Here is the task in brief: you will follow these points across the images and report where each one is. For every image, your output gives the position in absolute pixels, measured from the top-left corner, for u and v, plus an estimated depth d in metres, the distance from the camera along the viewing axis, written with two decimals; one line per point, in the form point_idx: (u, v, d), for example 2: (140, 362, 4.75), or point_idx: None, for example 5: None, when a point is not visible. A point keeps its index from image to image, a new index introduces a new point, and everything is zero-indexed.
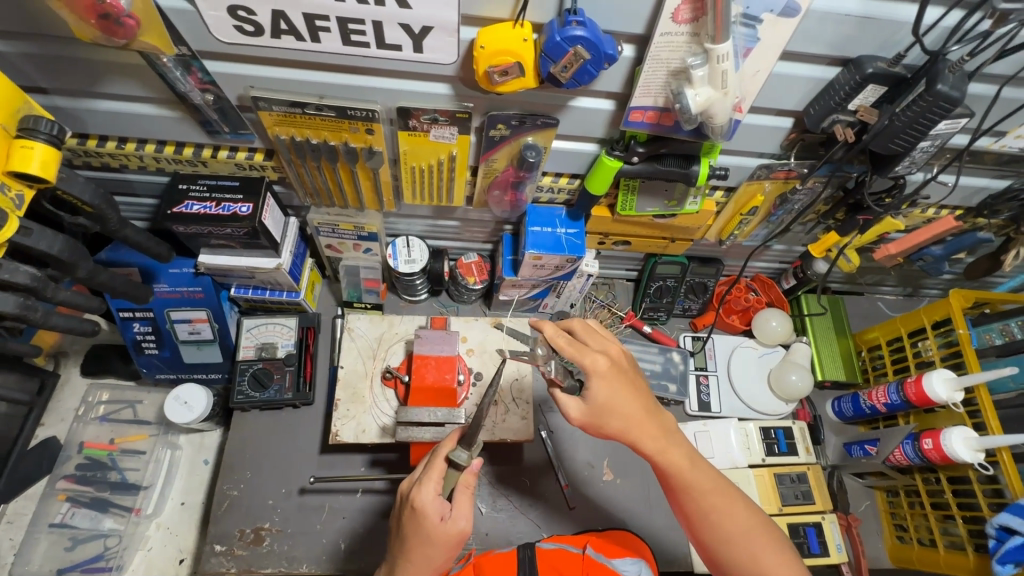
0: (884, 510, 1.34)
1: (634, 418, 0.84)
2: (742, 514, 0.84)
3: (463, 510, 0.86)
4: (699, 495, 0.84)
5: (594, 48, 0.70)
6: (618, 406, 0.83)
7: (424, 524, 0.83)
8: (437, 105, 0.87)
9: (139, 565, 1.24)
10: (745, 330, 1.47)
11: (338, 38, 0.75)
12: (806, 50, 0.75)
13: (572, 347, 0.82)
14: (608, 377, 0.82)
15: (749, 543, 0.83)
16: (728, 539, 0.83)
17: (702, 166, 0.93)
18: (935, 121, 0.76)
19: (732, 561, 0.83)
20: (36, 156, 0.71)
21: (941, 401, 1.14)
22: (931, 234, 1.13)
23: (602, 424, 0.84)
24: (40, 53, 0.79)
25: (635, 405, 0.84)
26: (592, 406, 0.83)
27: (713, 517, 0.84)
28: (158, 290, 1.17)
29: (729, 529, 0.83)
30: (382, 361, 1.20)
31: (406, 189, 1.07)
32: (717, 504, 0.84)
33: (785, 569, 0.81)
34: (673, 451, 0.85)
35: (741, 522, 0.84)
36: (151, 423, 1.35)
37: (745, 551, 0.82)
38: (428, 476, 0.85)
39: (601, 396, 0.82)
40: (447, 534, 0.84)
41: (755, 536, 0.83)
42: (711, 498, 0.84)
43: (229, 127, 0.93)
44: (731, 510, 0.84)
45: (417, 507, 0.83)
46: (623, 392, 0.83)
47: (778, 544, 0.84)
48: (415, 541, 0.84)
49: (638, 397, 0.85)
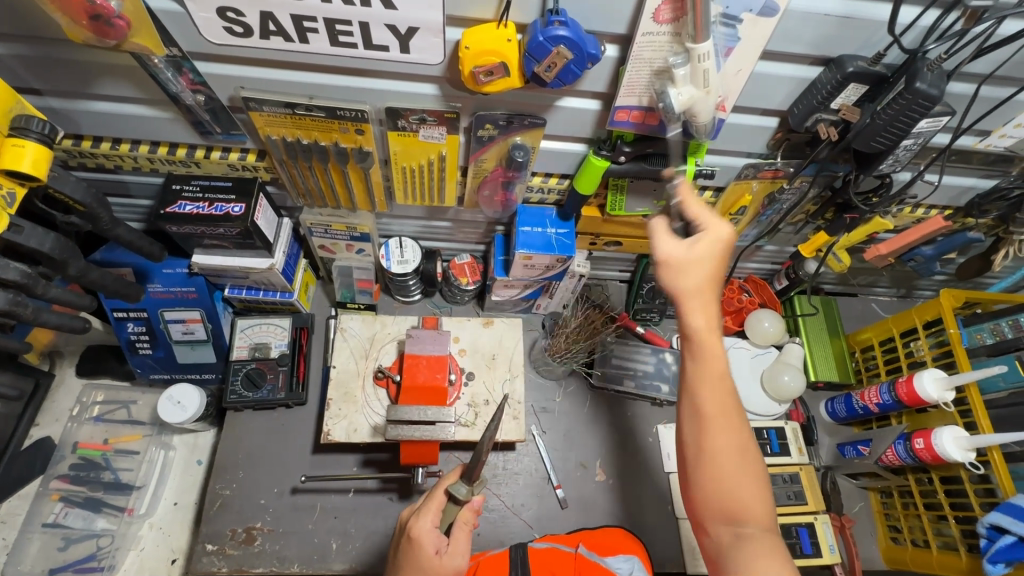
0: (878, 511, 1.33)
1: (690, 295, 0.78)
2: (743, 450, 0.76)
3: (459, 547, 0.85)
4: (715, 404, 0.77)
5: (576, 48, 0.71)
6: (693, 274, 0.77)
7: (418, 555, 0.83)
8: (426, 106, 0.88)
9: (131, 565, 1.24)
10: (738, 331, 1.47)
11: (326, 39, 0.76)
12: (787, 50, 0.76)
13: (688, 199, 0.79)
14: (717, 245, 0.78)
15: (740, 478, 0.75)
16: (723, 449, 0.75)
17: (688, 165, 0.93)
18: (916, 118, 0.77)
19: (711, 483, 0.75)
20: (27, 155, 0.73)
21: (933, 400, 1.14)
22: (920, 234, 1.13)
23: (669, 280, 0.79)
24: (33, 54, 0.80)
25: (710, 283, 0.78)
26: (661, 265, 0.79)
27: (716, 429, 0.76)
28: (152, 290, 1.18)
29: (727, 449, 0.76)
30: (375, 361, 1.20)
31: (397, 189, 1.08)
32: (728, 421, 0.77)
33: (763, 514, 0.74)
34: (715, 346, 0.78)
35: (739, 453, 0.75)
36: (145, 423, 1.35)
37: (731, 479, 0.75)
38: (427, 507, 0.87)
39: (700, 250, 0.77)
40: (442, 570, 0.83)
41: (750, 471, 0.75)
42: (728, 414, 0.77)
43: (221, 128, 0.94)
44: (737, 437, 0.76)
45: (413, 538, 0.84)
46: (697, 270, 0.78)
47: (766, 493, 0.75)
48: (408, 574, 0.83)
49: (717, 274, 0.78)
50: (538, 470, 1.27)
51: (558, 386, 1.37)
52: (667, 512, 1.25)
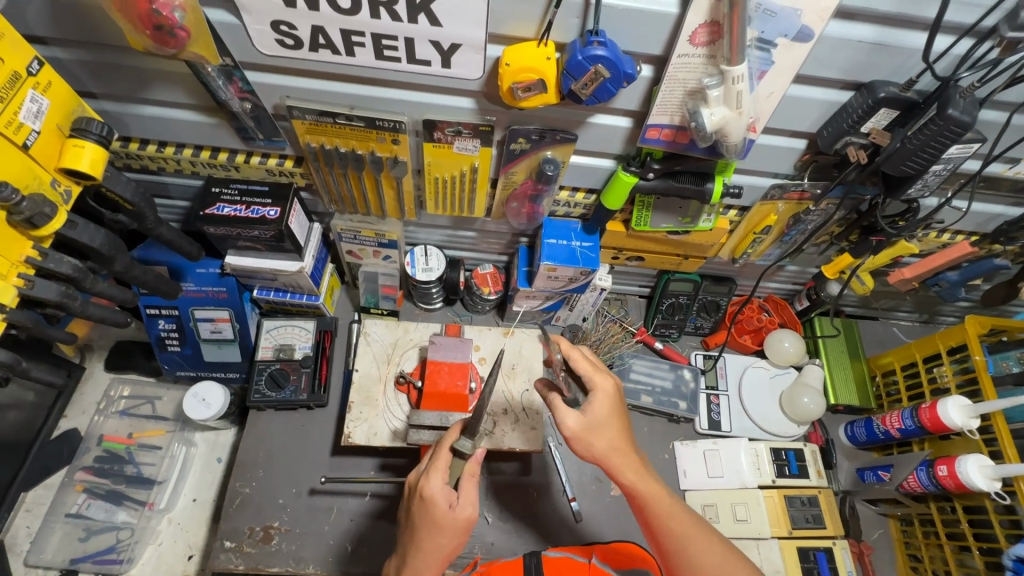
0: (898, 539, 1.31)
1: (619, 447, 0.84)
2: (720, 551, 0.83)
3: (469, 497, 0.86)
4: (678, 526, 0.83)
5: (614, 67, 0.73)
6: (609, 430, 0.84)
7: (433, 511, 0.84)
8: (462, 119, 0.90)
9: (149, 559, 1.26)
10: (757, 350, 1.46)
11: (371, 53, 0.80)
12: (819, 74, 0.78)
13: (586, 364, 0.88)
14: (610, 395, 0.86)
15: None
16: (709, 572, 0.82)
17: (716, 184, 0.95)
18: (946, 145, 0.78)
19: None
20: (86, 155, 0.77)
21: (956, 427, 1.13)
22: (945, 259, 1.14)
23: (592, 442, 0.84)
24: (92, 60, 0.84)
25: (626, 431, 0.86)
26: (587, 423, 0.84)
27: (694, 553, 0.83)
28: (185, 288, 1.21)
29: (710, 564, 0.82)
30: (396, 366, 1.22)
31: (427, 199, 1.11)
32: (695, 536, 0.84)
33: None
34: (653, 481, 0.85)
35: (719, 558, 0.82)
36: (169, 419, 1.38)
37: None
38: (434, 468, 0.86)
39: (601, 411, 0.84)
40: (457, 520, 0.84)
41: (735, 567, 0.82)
42: (690, 528, 0.84)
43: (263, 134, 0.98)
44: (709, 547, 0.83)
45: (425, 497, 0.84)
46: (611, 416, 0.85)
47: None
48: (425, 530, 0.84)
49: (623, 414, 0.87)
50: (553, 482, 1.26)
51: None
52: None
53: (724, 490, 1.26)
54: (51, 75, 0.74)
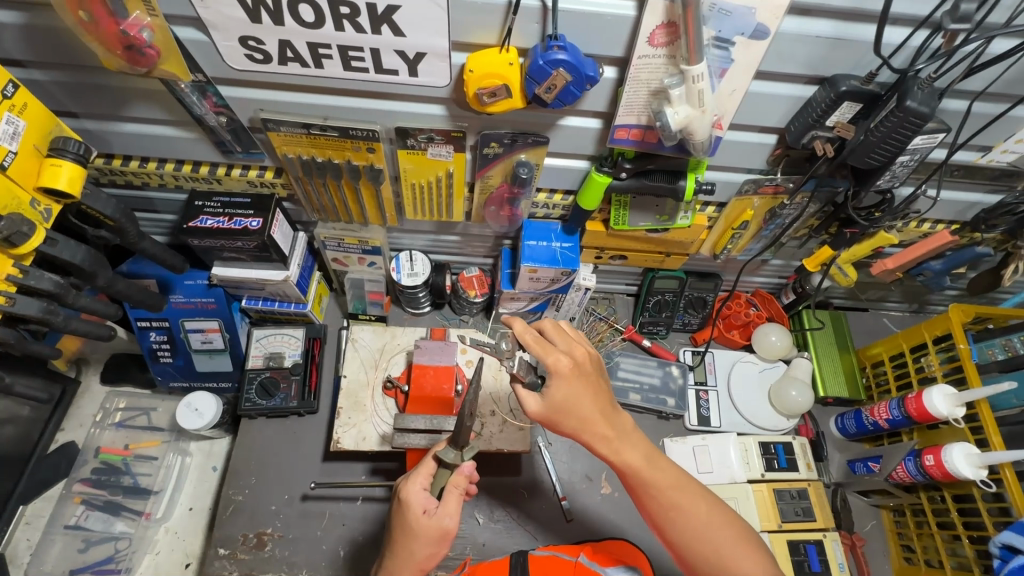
0: (891, 530, 1.31)
1: (591, 419, 0.83)
2: (703, 510, 0.84)
3: (449, 508, 0.86)
4: (659, 493, 0.84)
5: (575, 71, 0.74)
6: (577, 410, 0.82)
7: (407, 516, 0.85)
8: (434, 125, 0.92)
9: (147, 568, 1.28)
10: (745, 345, 1.47)
11: (339, 64, 0.81)
12: (781, 69, 0.78)
13: (538, 344, 0.80)
14: (567, 376, 0.81)
15: (714, 539, 0.82)
16: (691, 535, 0.83)
17: (688, 181, 0.96)
18: (909, 136, 0.79)
19: (688, 558, 0.84)
20: (63, 173, 0.79)
21: (942, 416, 1.13)
22: (926, 249, 1.13)
23: (561, 424, 0.83)
24: (69, 80, 0.86)
25: (593, 406, 0.83)
26: (552, 404, 0.82)
27: (676, 516, 0.83)
28: (174, 300, 1.23)
29: (694, 525, 0.83)
30: (384, 371, 1.24)
31: (407, 205, 1.12)
32: (676, 501, 0.84)
33: (751, 563, 0.82)
34: (629, 450, 0.84)
35: (703, 517, 0.83)
36: (164, 429, 1.40)
37: (709, 548, 0.82)
38: (417, 472, 0.88)
39: (561, 395, 0.81)
40: (431, 529, 0.85)
41: (718, 525, 0.83)
42: (671, 495, 0.84)
43: (241, 147, 1.00)
44: (693, 508, 0.83)
45: (403, 500, 0.86)
46: (582, 392, 0.82)
47: (738, 532, 0.84)
48: (400, 534, 0.86)
49: (585, 388, 0.82)
50: (543, 481, 1.27)
51: None
52: None
53: (713, 485, 1.26)
54: (27, 97, 0.76)
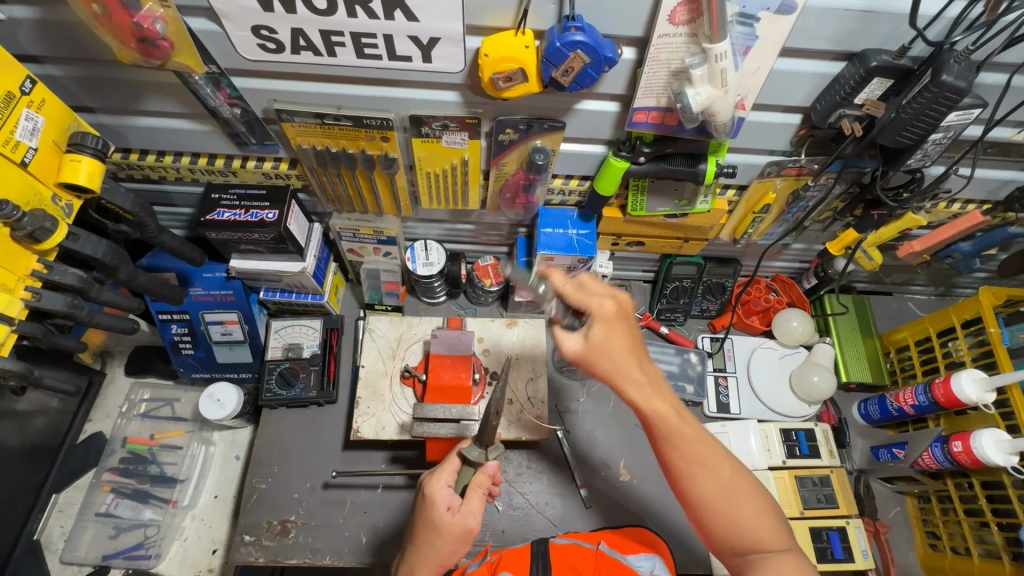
0: (916, 517, 1.29)
1: (628, 362, 0.81)
2: (728, 472, 0.81)
3: (472, 507, 0.86)
4: (684, 447, 0.81)
5: (593, 52, 0.72)
6: (613, 351, 0.81)
7: (431, 513, 0.86)
8: (448, 113, 0.91)
9: (176, 555, 1.31)
10: (765, 331, 1.44)
11: (352, 52, 0.80)
12: (807, 46, 0.75)
13: (577, 292, 0.84)
14: (609, 317, 0.82)
15: (733, 505, 0.79)
16: (711, 493, 0.80)
17: (709, 164, 0.93)
18: (943, 112, 0.76)
19: (702, 518, 0.81)
20: (82, 169, 0.79)
21: (972, 402, 1.11)
22: (956, 230, 1.09)
23: (594, 365, 0.82)
24: (86, 75, 0.87)
25: (632, 347, 0.82)
26: (589, 346, 0.82)
27: (698, 472, 0.80)
28: (194, 293, 1.25)
29: (714, 486, 0.80)
30: (401, 361, 1.24)
31: (422, 194, 1.11)
32: (702, 457, 0.81)
33: (767, 529, 0.79)
34: (661, 401, 0.82)
35: (727, 477, 0.80)
36: (187, 419, 1.43)
37: (726, 510, 0.79)
38: (441, 469, 0.89)
39: (600, 334, 0.81)
40: (454, 527, 0.85)
41: (740, 488, 0.80)
42: (695, 449, 0.81)
43: (256, 139, 0.99)
44: (718, 465, 0.81)
45: (427, 497, 0.87)
46: (623, 335, 0.82)
47: (757, 499, 0.81)
48: (422, 530, 0.87)
49: (626, 329, 0.82)
50: (562, 469, 1.27)
51: (582, 385, 1.38)
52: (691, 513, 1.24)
53: None
54: (45, 92, 0.76)
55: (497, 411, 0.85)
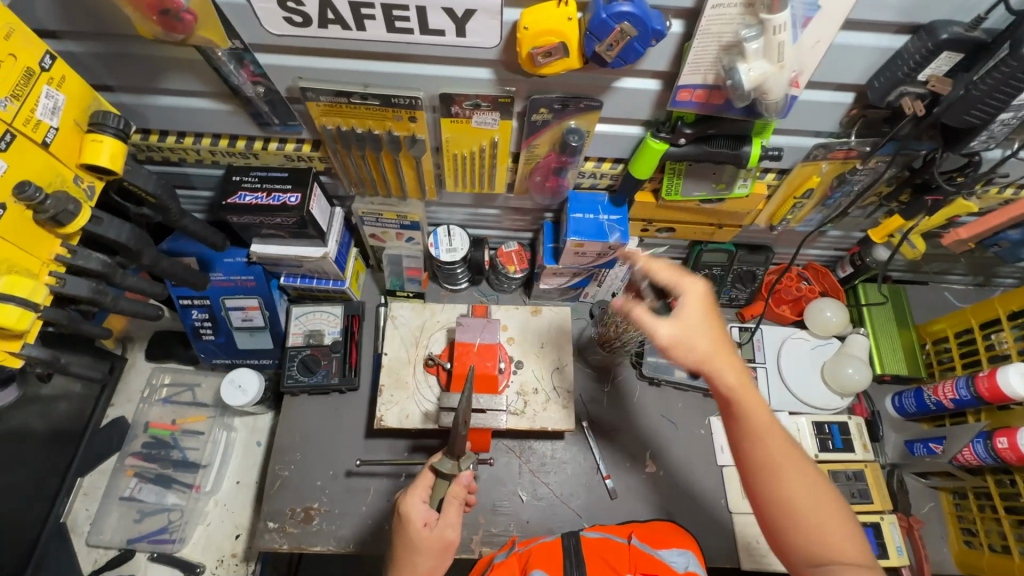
0: (951, 513, 1.25)
1: (714, 350, 0.77)
2: (813, 483, 0.73)
3: (449, 519, 0.91)
4: (767, 444, 0.75)
5: (641, 24, 0.68)
6: (701, 334, 0.77)
7: (409, 530, 0.89)
8: (480, 91, 0.86)
9: (199, 539, 1.32)
10: (797, 321, 1.39)
11: (382, 25, 0.76)
12: (872, 16, 0.70)
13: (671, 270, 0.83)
14: (701, 301, 0.79)
15: (821, 512, 0.72)
16: (797, 497, 0.72)
17: (753, 147, 0.89)
18: (1018, 90, 0.70)
19: (786, 528, 0.73)
20: (104, 149, 0.76)
21: (1018, 397, 1.06)
22: (1009, 217, 1.03)
23: (688, 341, 0.77)
24: (106, 52, 0.83)
25: (721, 338, 0.79)
26: (679, 320, 0.78)
27: (779, 471, 0.73)
28: (214, 278, 1.23)
29: (800, 490, 0.72)
30: (425, 349, 1.22)
31: (447, 177, 1.08)
32: (786, 458, 0.74)
33: (853, 546, 0.71)
34: (754, 397, 0.76)
35: (812, 488, 0.73)
36: (209, 405, 1.42)
37: (809, 522, 0.72)
38: (417, 485, 0.93)
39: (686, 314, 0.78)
40: (432, 541, 0.89)
41: (829, 503, 0.72)
42: (778, 453, 0.74)
43: (279, 119, 0.96)
44: (802, 471, 0.74)
45: (403, 514, 0.90)
46: (710, 327, 0.78)
47: (845, 518, 0.73)
48: (403, 549, 0.90)
49: (716, 326, 0.79)
50: (587, 461, 1.24)
51: (605, 375, 1.34)
52: (720, 506, 1.22)
53: None
54: (65, 68, 0.73)
55: (463, 423, 0.90)
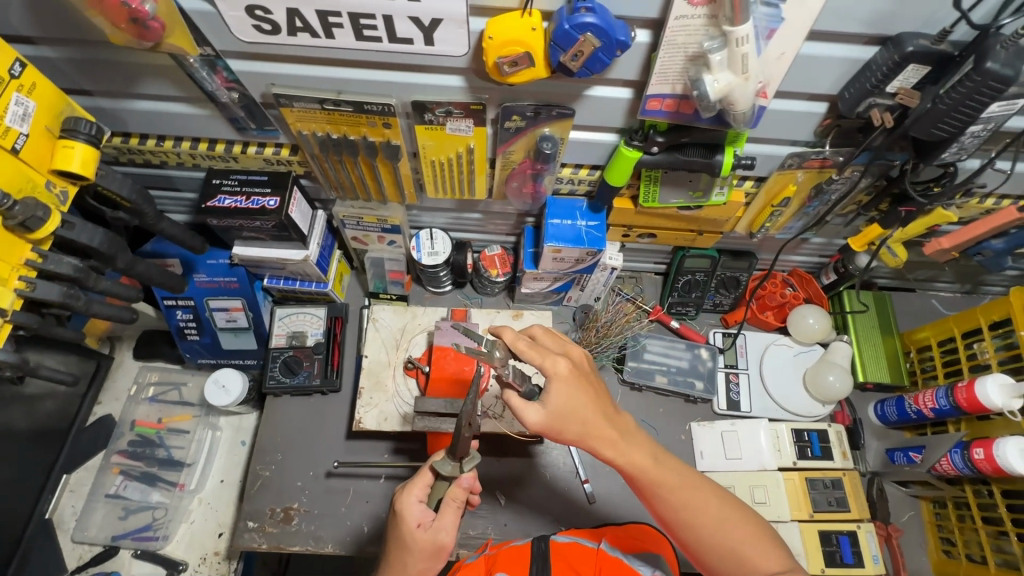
0: (930, 522, 1.25)
1: (595, 421, 0.79)
2: (715, 508, 0.80)
3: (445, 522, 0.85)
4: (669, 493, 0.80)
5: (604, 35, 0.68)
6: (576, 412, 0.78)
7: (402, 530, 0.85)
8: (452, 98, 0.86)
9: (183, 537, 1.33)
10: (780, 327, 1.39)
11: (351, 34, 0.76)
12: (838, 28, 0.70)
13: (533, 350, 0.80)
14: (567, 380, 0.78)
15: (731, 539, 0.79)
16: (707, 531, 0.79)
17: (726, 155, 0.89)
18: (984, 103, 0.70)
19: (709, 559, 0.80)
20: (76, 155, 0.77)
21: (996, 408, 1.06)
22: (989, 226, 1.03)
23: (562, 427, 0.78)
24: (81, 58, 0.84)
25: (593, 407, 0.80)
26: (552, 408, 0.78)
27: (687, 515, 0.80)
28: (197, 279, 1.24)
29: (705, 525, 0.79)
30: (405, 352, 1.22)
31: (426, 182, 1.08)
32: (688, 500, 0.80)
33: (767, 556, 0.78)
34: (639, 453, 0.81)
35: (716, 516, 0.80)
36: (194, 404, 1.44)
37: (724, 548, 0.79)
38: (414, 483, 0.87)
39: (562, 397, 0.78)
40: (425, 543, 0.84)
41: (735, 522, 0.80)
42: (682, 494, 0.80)
43: (256, 124, 0.97)
44: (703, 504, 0.80)
45: (398, 512, 0.86)
46: (583, 396, 0.79)
47: (753, 530, 0.80)
48: (395, 547, 0.86)
49: (588, 395, 0.80)
50: (566, 464, 1.25)
51: None
52: None
53: (744, 471, 1.22)
54: (35, 76, 0.74)
55: (471, 424, 0.82)
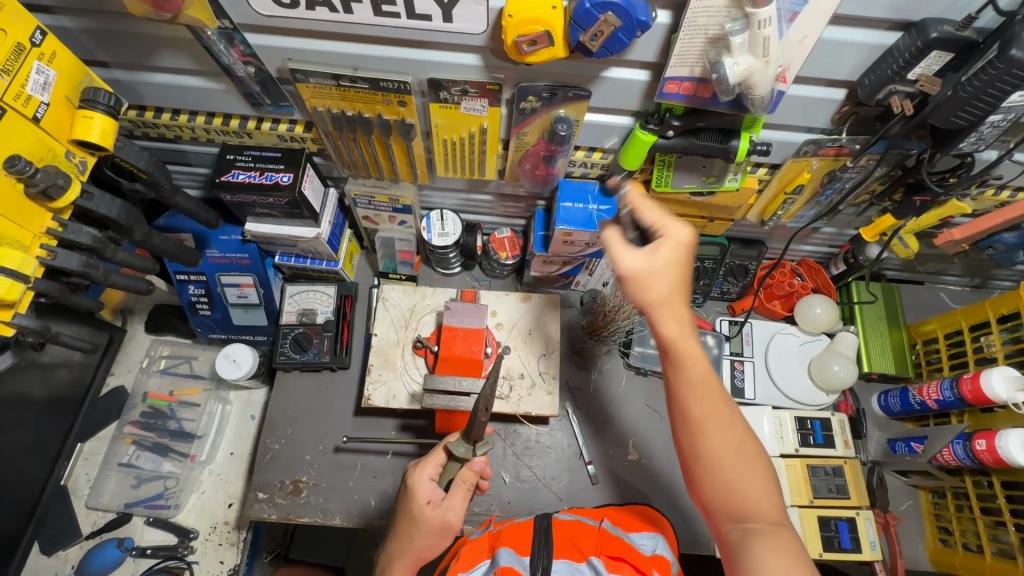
0: (928, 511, 1.27)
1: (671, 296, 0.77)
2: (740, 441, 0.75)
3: (454, 503, 0.87)
4: (701, 395, 0.75)
5: (625, 15, 0.67)
6: (670, 279, 0.77)
7: (412, 505, 0.88)
8: (469, 77, 0.86)
9: (194, 506, 1.36)
10: (787, 316, 1.40)
11: (369, 9, 0.76)
12: (860, 13, 0.69)
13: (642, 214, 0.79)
14: (680, 247, 0.77)
15: (741, 472, 0.73)
16: (722, 452, 0.74)
17: (742, 141, 0.88)
18: (1005, 92, 0.69)
19: (708, 481, 0.74)
20: (95, 125, 0.78)
21: (1001, 401, 1.06)
22: (1001, 219, 1.03)
23: (646, 286, 0.77)
24: (99, 28, 0.84)
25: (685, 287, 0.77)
26: (647, 265, 0.77)
27: (708, 426, 0.75)
28: (210, 255, 1.25)
29: (720, 446, 0.74)
30: (414, 331, 1.23)
31: (439, 162, 1.08)
32: (715, 413, 0.75)
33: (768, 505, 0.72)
34: (693, 346, 0.76)
35: (737, 445, 0.74)
36: (205, 377, 1.46)
37: (731, 473, 0.73)
38: (427, 461, 0.90)
39: (662, 259, 0.77)
40: (433, 519, 0.86)
41: (752, 462, 0.74)
42: (712, 405, 0.75)
43: (271, 99, 0.97)
44: (731, 427, 0.75)
45: (411, 488, 0.89)
46: (680, 273, 0.77)
47: (765, 480, 0.74)
48: (405, 522, 0.88)
49: (686, 274, 0.78)
50: (570, 446, 1.27)
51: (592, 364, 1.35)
52: None
53: None
54: (55, 45, 0.74)
55: (488, 409, 0.84)
